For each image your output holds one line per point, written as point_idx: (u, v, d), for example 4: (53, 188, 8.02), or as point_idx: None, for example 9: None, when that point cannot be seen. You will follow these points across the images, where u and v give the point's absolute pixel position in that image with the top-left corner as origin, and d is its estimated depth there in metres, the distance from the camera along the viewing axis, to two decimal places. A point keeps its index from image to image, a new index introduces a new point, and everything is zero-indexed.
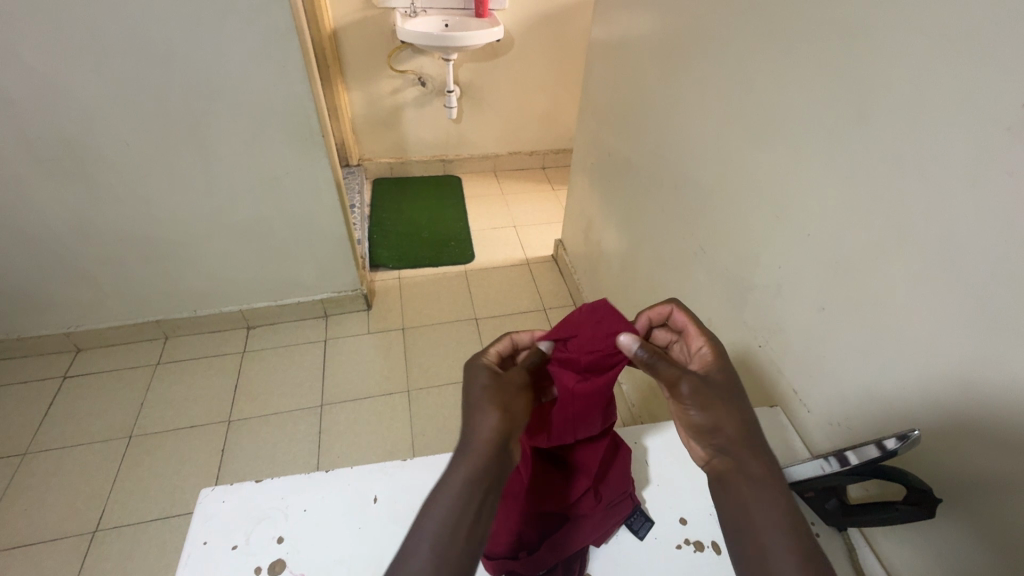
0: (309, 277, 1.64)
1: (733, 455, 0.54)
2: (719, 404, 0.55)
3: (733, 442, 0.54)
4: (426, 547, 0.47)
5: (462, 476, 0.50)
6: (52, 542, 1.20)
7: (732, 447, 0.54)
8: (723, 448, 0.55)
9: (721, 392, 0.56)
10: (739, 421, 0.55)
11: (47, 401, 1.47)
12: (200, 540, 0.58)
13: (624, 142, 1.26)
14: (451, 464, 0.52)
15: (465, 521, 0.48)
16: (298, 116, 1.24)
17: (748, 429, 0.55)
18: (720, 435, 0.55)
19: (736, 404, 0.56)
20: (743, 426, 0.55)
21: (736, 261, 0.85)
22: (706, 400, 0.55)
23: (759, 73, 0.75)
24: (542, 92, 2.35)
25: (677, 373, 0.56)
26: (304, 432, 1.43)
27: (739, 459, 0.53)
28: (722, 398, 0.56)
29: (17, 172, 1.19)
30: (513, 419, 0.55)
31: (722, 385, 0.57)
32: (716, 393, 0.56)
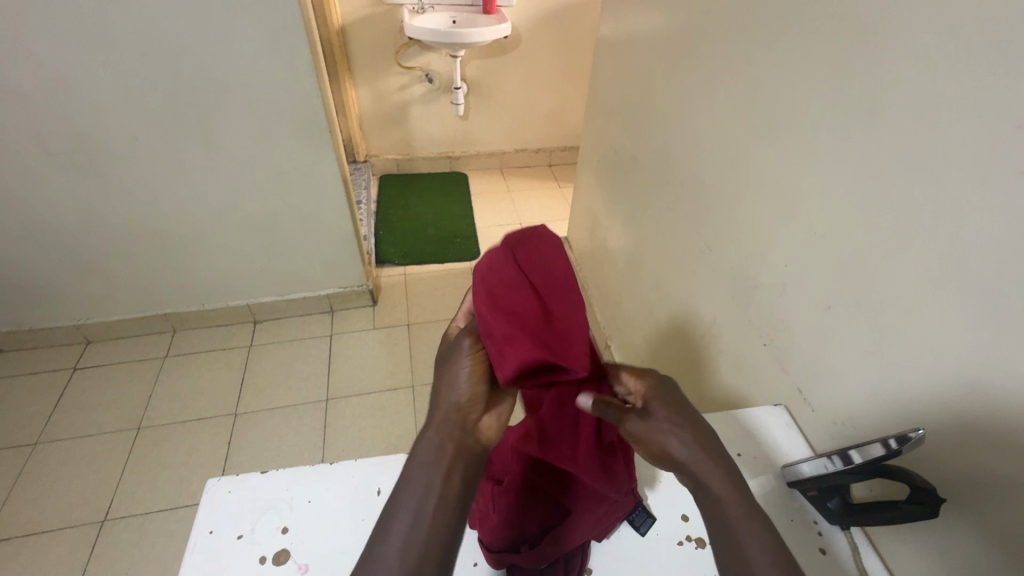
0: (315, 273, 1.64)
1: (698, 480, 0.54)
2: (673, 434, 0.55)
3: (698, 467, 0.54)
4: (395, 535, 0.48)
5: (432, 441, 0.54)
6: (61, 531, 1.22)
7: (694, 469, 0.54)
8: (687, 472, 0.55)
9: (675, 419, 0.56)
10: (695, 445, 0.55)
11: (57, 392, 1.49)
12: (207, 529, 0.59)
13: (631, 140, 1.26)
14: (420, 438, 0.55)
15: (434, 493, 0.50)
16: (306, 112, 1.25)
17: (710, 452, 0.54)
18: (682, 465, 0.55)
19: (687, 428, 0.56)
20: (708, 451, 0.55)
21: (742, 259, 0.85)
22: (663, 428, 0.55)
23: (766, 71, 0.75)
24: (550, 90, 2.35)
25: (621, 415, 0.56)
26: (309, 426, 1.44)
27: (704, 481, 0.54)
28: (671, 425, 0.55)
29: (29, 165, 1.21)
30: (480, 394, 0.57)
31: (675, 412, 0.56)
32: (667, 421, 0.56)
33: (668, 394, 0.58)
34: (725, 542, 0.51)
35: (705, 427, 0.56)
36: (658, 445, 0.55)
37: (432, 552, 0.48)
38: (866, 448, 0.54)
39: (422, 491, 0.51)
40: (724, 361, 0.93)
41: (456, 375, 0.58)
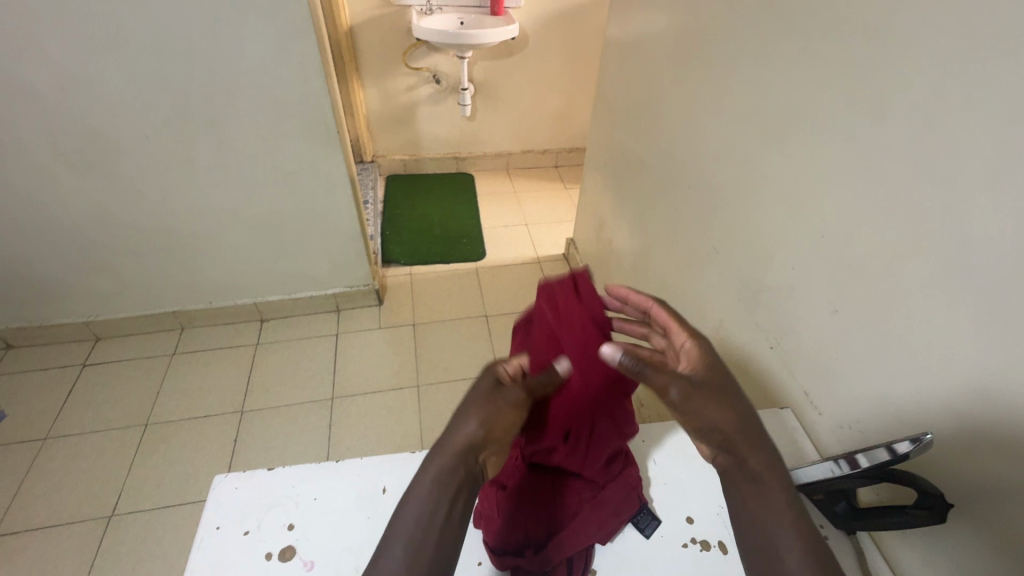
0: (322, 272, 1.65)
1: (738, 454, 0.53)
2: (715, 405, 0.54)
3: (737, 439, 0.53)
4: (399, 551, 0.48)
5: (435, 475, 0.52)
6: (69, 526, 1.23)
7: (736, 447, 0.53)
8: (727, 449, 0.53)
9: (712, 392, 0.55)
10: (738, 418, 0.54)
11: (67, 388, 1.51)
12: (213, 525, 0.60)
13: (638, 141, 1.26)
14: (425, 461, 0.54)
15: (436, 531, 0.50)
16: (314, 112, 1.26)
17: (750, 423, 0.54)
18: (723, 440, 0.54)
19: (729, 400, 0.55)
20: (747, 423, 0.54)
21: (749, 262, 0.85)
22: (701, 399, 0.54)
23: (774, 73, 0.75)
24: (557, 92, 2.35)
25: (667, 379, 0.55)
26: (315, 424, 1.45)
27: (743, 457, 0.53)
28: (715, 396, 0.55)
29: (42, 163, 1.23)
30: (498, 438, 0.56)
31: (719, 383, 0.56)
32: (711, 391, 0.55)
33: (712, 365, 0.58)
34: None
35: (742, 397, 0.56)
36: (704, 419, 0.54)
37: (436, 573, 0.48)
38: (871, 451, 0.55)
39: (422, 526, 0.50)
40: (731, 364, 0.93)
41: (474, 412, 0.56)
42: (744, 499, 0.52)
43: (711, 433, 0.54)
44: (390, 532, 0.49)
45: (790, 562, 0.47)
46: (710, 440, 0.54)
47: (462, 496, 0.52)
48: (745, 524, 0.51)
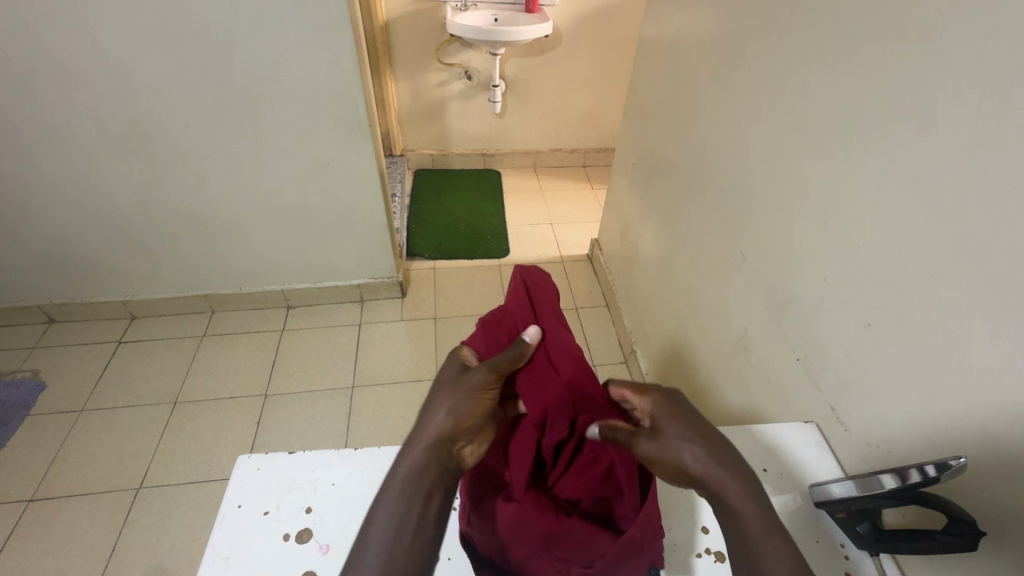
0: (348, 263, 1.68)
1: (716, 486, 0.53)
2: (683, 444, 0.55)
3: (710, 478, 0.53)
4: (373, 550, 0.49)
5: (410, 465, 0.53)
6: (100, 495, 1.28)
7: (712, 483, 0.53)
8: (705, 483, 0.54)
9: (677, 432, 0.56)
10: (705, 449, 0.55)
11: (103, 363, 1.57)
12: (234, 503, 0.61)
13: (669, 144, 1.24)
14: (398, 460, 0.55)
15: (413, 511, 0.51)
16: (347, 104, 1.28)
17: (720, 453, 0.55)
18: (700, 476, 0.54)
19: (698, 443, 0.55)
20: (715, 454, 0.55)
21: (779, 271, 0.83)
22: (668, 442, 0.55)
23: (815, 78, 0.73)
24: (588, 91, 2.33)
25: (631, 438, 0.56)
26: (335, 411, 1.47)
27: (720, 486, 0.53)
28: (678, 440, 0.55)
29: (89, 147, 1.28)
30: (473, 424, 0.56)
31: (681, 429, 0.56)
32: (673, 438, 0.55)
33: (674, 409, 0.58)
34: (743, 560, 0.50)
35: (707, 426, 0.57)
36: (672, 462, 0.54)
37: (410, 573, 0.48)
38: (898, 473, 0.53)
39: (396, 525, 0.50)
40: (755, 374, 0.91)
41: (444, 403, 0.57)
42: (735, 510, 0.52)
43: (684, 474, 0.54)
44: (364, 536, 0.50)
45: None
46: (685, 476, 0.54)
47: (441, 486, 0.53)
48: (741, 535, 0.51)
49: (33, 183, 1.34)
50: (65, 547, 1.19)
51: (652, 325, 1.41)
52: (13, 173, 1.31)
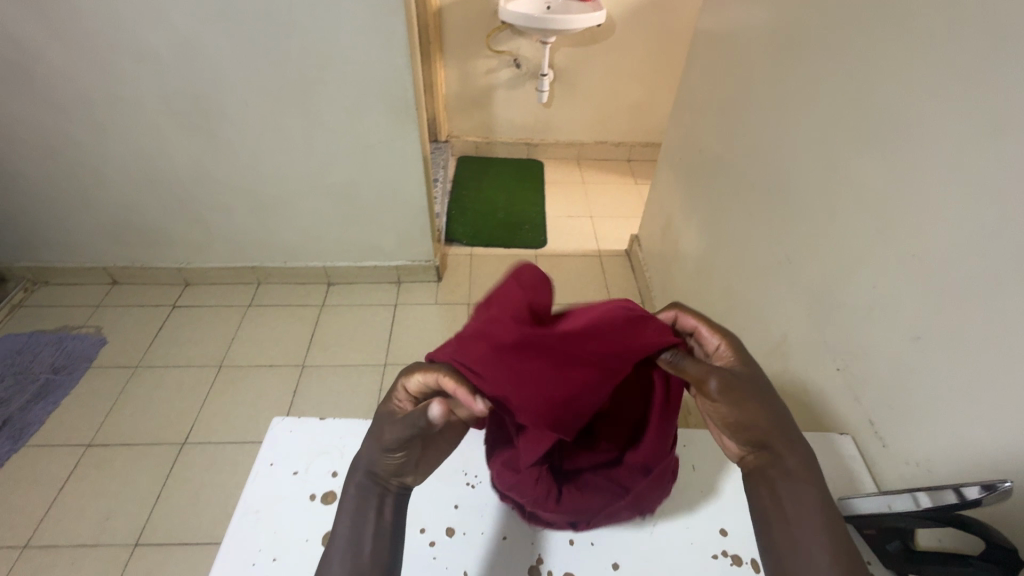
0: (388, 244, 1.72)
1: (774, 453, 0.51)
2: (752, 402, 0.53)
3: (773, 437, 0.52)
4: (335, 561, 0.49)
5: (354, 488, 0.54)
6: (149, 446, 1.37)
7: (773, 441, 0.52)
8: (762, 447, 0.52)
9: (749, 387, 0.54)
10: (771, 413, 0.53)
11: (158, 324, 1.68)
12: (267, 461, 0.64)
13: (718, 140, 1.20)
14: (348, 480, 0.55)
15: (369, 526, 0.52)
16: (396, 88, 1.30)
17: (781, 419, 0.53)
18: (758, 438, 0.52)
19: (763, 396, 0.54)
20: (780, 420, 0.53)
21: (826, 276, 0.79)
22: (734, 396, 0.53)
23: (880, 73, 0.69)
24: (638, 83, 2.28)
25: (704, 372, 0.52)
26: (366, 386, 1.52)
27: (779, 453, 0.51)
28: (751, 392, 0.53)
29: (155, 120, 1.36)
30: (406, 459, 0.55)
31: (750, 379, 0.55)
32: (744, 387, 0.53)
33: (744, 358, 0.57)
34: (774, 537, 0.48)
35: (773, 394, 0.55)
36: (740, 412, 0.53)
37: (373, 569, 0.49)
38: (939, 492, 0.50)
39: (353, 542, 0.51)
40: (791, 381, 0.88)
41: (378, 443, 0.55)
42: (771, 494, 0.50)
43: (746, 432, 0.53)
44: (326, 555, 0.50)
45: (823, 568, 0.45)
46: (745, 435, 0.53)
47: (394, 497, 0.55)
48: (771, 521, 0.49)
49: (106, 153, 1.43)
50: (116, 491, 1.28)
51: None
52: (89, 142, 1.41)
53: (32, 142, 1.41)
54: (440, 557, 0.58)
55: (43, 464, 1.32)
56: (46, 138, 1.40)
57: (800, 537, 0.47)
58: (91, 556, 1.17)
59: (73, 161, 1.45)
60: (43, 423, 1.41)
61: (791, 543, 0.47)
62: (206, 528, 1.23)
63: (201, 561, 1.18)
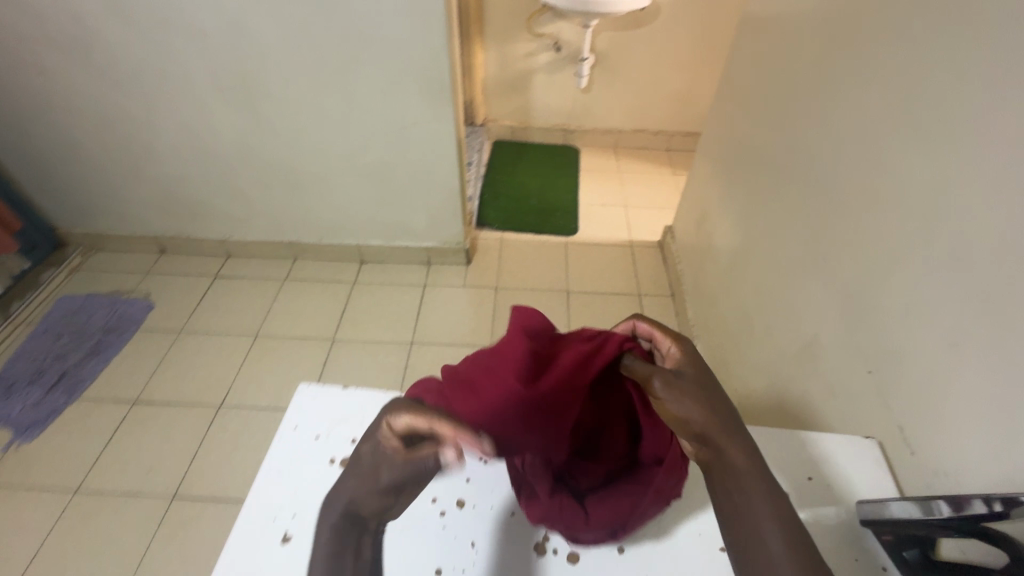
0: (419, 225, 1.74)
1: (715, 446, 0.51)
2: (690, 397, 0.53)
3: (714, 430, 0.51)
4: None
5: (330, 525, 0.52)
6: (189, 406, 1.45)
7: (714, 435, 0.51)
8: (702, 441, 0.51)
9: (688, 384, 0.54)
10: (712, 407, 0.52)
11: (201, 293, 1.76)
12: (292, 425, 0.67)
13: (759, 130, 1.16)
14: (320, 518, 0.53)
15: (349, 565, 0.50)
16: (432, 68, 1.31)
17: (723, 414, 0.52)
18: (699, 432, 0.51)
19: (708, 393, 0.53)
20: (721, 412, 0.52)
21: (863, 275, 0.76)
22: (679, 392, 0.53)
23: (937, 62, 0.65)
24: (681, 70, 2.21)
25: (650, 370, 0.55)
26: (393, 362, 1.56)
27: (719, 447, 0.51)
28: (694, 388, 0.53)
29: (204, 96, 1.41)
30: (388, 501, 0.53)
31: (695, 377, 0.55)
32: (687, 385, 0.54)
33: (693, 361, 0.57)
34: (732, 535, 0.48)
35: (716, 391, 0.54)
36: (682, 409, 0.52)
37: None
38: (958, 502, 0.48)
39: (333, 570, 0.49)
40: (820, 383, 0.85)
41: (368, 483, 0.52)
42: (722, 489, 0.49)
43: (686, 428, 0.52)
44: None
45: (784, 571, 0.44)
46: (685, 429, 0.52)
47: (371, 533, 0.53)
48: (726, 520, 0.48)
49: (157, 127, 1.50)
50: (157, 447, 1.37)
51: (717, 320, 1.35)
52: (143, 116, 1.48)
53: (91, 114, 1.49)
54: (448, 526, 0.60)
55: (94, 417, 1.42)
56: (104, 111, 1.48)
57: (752, 528, 0.46)
58: (134, 504, 1.26)
59: (128, 134, 1.53)
60: (95, 379, 1.51)
61: (748, 537, 0.46)
62: (237, 487, 1.30)
63: (231, 517, 1.25)
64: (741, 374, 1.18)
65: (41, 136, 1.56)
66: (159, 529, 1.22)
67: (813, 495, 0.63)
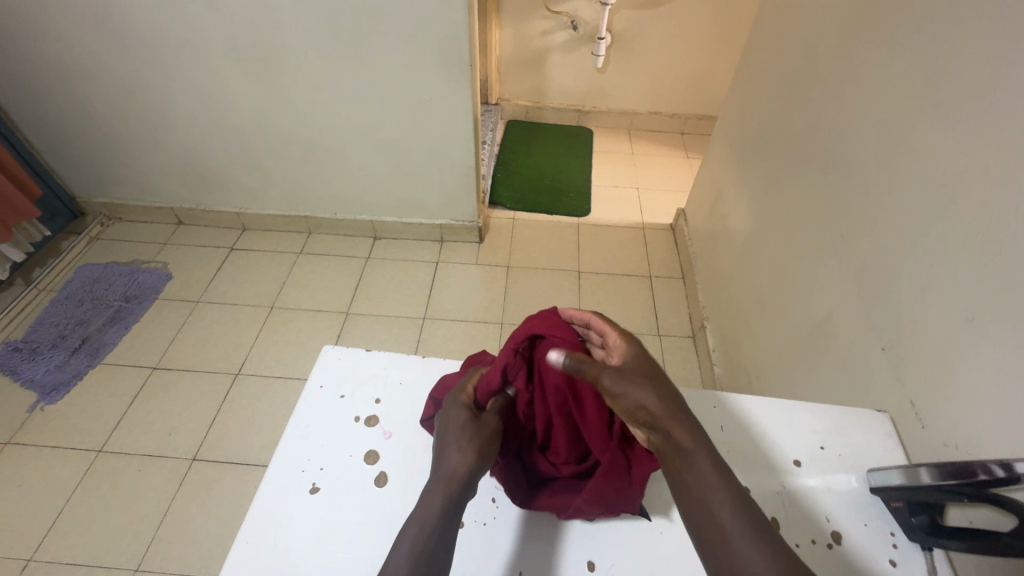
0: (433, 202, 1.75)
1: (664, 431, 0.53)
2: (640, 386, 0.55)
3: (662, 416, 0.53)
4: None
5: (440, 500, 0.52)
6: (207, 373, 1.49)
7: (662, 420, 0.53)
8: (654, 426, 0.53)
9: (635, 374, 0.56)
10: (660, 394, 0.54)
11: (217, 264, 1.79)
12: (317, 383, 0.69)
13: (779, 110, 1.15)
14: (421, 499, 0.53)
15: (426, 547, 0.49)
16: (451, 43, 1.30)
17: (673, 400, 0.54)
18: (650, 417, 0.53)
19: (654, 381, 0.56)
20: (669, 398, 0.54)
21: (880, 255, 0.77)
22: (626, 385, 0.54)
23: (968, 38, 0.64)
24: (699, 51, 2.18)
25: (598, 368, 0.55)
26: (406, 336, 1.59)
27: (668, 431, 0.53)
28: (640, 376, 0.55)
29: (222, 67, 1.41)
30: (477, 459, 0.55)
31: (640, 366, 0.57)
32: (634, 373, 0.56)
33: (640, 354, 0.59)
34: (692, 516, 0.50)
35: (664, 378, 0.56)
36: (633, 398, 0.54)
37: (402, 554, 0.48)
38: (956, 471, 0.50)
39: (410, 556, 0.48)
40: (833, 360, 0.86)
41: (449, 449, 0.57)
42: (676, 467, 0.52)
43: (635, 415, 0.54)
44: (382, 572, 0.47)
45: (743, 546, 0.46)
46: (635, 418, 0.54)
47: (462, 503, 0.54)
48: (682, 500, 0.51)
49: (176, 97, 1.51)
50: (177, 411, 1.40)
51: (729, 301, 1.36)
52: (162, 86, 1.49)
53: (110, 84, 1.49)
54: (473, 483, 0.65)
55: (115, 381, 1.46)
56: (123, 80, 1.48)
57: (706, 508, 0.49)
58: (156, 465, 1.30)
59: (147, 104, 1.54)
60: (116, 344, 1.55)
61: (702, 515, 0.49)
62: (255, 451, 1.33)
63: (249, 479, 1.29)
64: (753, 353, 1.19)
65: (61, 104, 1.57)
66: (181, 489, 1.27)
67: (828, 464, 0.62)
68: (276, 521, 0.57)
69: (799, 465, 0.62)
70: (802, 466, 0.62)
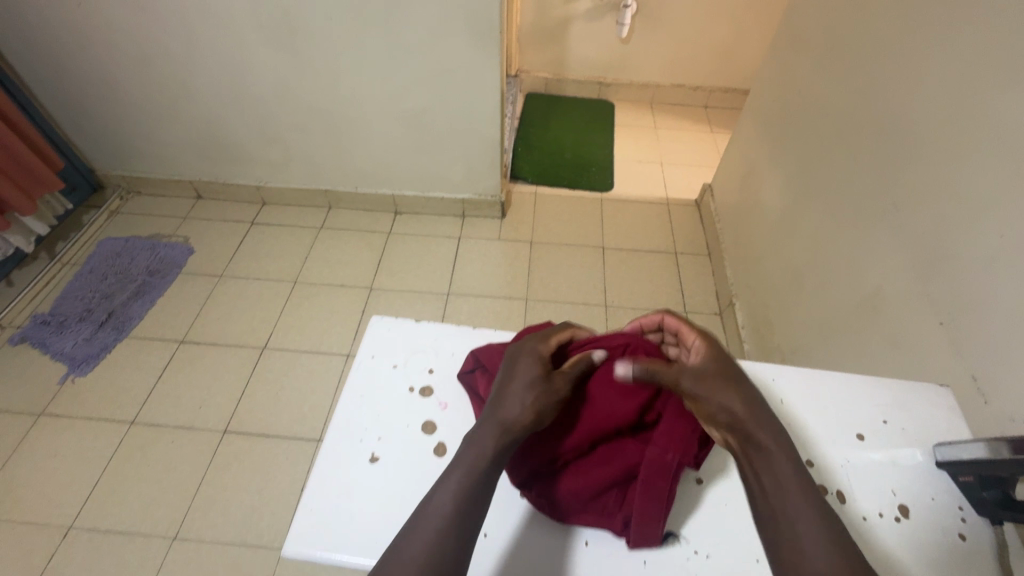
0: (456, 176, 1.73)
1: (748, 437, 0.53)
2: (724, 390, 0.56)
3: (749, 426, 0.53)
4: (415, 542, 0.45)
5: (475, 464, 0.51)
6: (233, 347, 1.49)
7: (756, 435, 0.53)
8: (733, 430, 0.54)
9: (717, 377, 0.57)
10: (745, 400, 0.55)
11: (239, 238, 1.78)
12: (370, 353, 0.68)
13: (824, 78, 1.11)
14: (450, 467, 0.51)
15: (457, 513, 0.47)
16: (482, 9, 1.26)
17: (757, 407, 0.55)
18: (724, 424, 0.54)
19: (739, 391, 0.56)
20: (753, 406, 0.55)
21: (940, 227, 0.74)
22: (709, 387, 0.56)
23: None
24: (727, 21, 2.11)
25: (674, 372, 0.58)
26: (430, 312, 1.58)
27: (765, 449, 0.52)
28: (720, 381, 0.56)
29: (243, 35, 1.38)
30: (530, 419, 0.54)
31: (727, 373, 0.58)
32: (715, 376, 0.57)
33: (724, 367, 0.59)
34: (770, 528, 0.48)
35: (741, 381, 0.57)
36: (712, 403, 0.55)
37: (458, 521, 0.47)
38: None
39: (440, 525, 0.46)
40: (882, 335, 0.85)
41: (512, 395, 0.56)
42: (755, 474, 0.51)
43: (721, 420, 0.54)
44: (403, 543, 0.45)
45: (819, 549, 0.45)
46: (717, 421, 0.55)
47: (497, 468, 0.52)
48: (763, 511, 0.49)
49: (195, 66, 1.47)
50: (206, 384, 1.41)
51: (762, 278, 1.34)
52: (181, 55, 1.45)
53: (129, 52, 1.46)
54: None
55: (143, 354, 1.47)
56: (142, 49, 1.45)
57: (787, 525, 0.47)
58: (188, 437, 1.32)
59: (166, 73, 1.51)
60: (142, 318, 1.55)
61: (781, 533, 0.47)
62: (284, 424, 1.35)
63: (280, 451, 1.30)
64: (788, 330, 1.18)
65: (79, 73, 1.54)
66: (213, 460, 1.28)
67: (891, 437, 0.62)
68: (337, 489, 0.57)
69: (862, 439, 0.62)
70: (866, 440, 0.62)
